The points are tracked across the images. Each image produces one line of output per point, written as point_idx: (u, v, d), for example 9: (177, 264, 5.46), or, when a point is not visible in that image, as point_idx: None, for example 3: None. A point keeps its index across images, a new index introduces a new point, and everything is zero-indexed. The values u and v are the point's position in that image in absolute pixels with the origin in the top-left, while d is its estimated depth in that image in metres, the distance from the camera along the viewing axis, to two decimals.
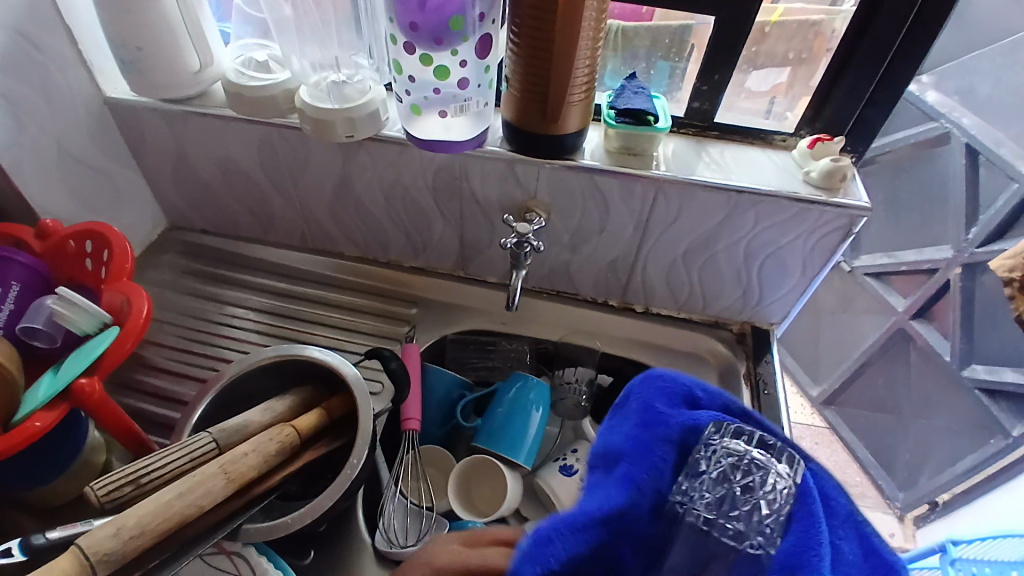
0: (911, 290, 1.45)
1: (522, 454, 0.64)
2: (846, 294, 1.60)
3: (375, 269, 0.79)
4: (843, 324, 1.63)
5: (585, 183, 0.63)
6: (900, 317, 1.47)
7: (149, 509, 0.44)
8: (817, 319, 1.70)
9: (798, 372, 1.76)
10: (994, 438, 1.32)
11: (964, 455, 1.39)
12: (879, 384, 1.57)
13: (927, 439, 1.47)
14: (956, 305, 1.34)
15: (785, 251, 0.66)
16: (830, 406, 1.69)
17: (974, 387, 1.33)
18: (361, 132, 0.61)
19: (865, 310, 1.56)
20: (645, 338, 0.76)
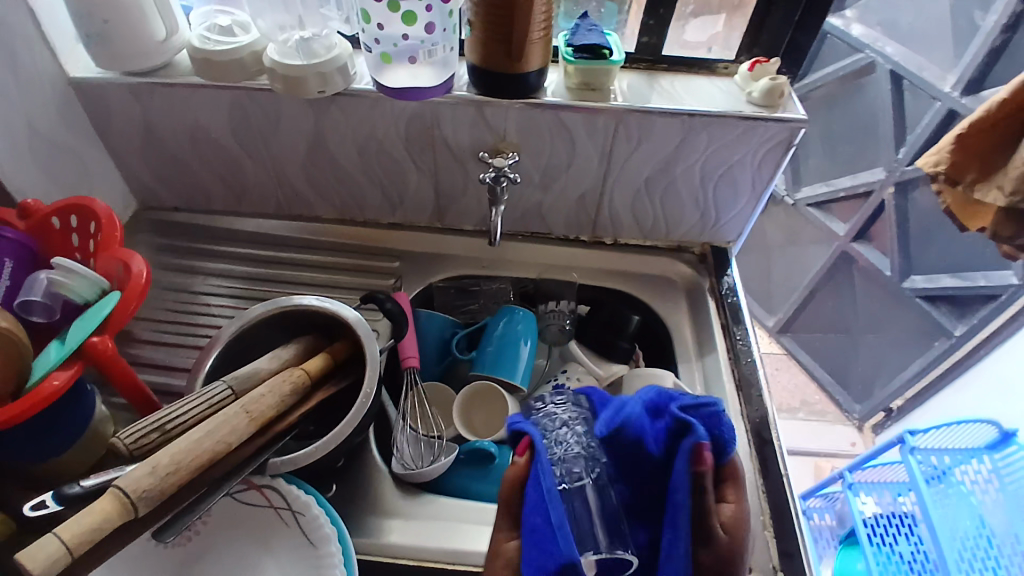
0: (849, 215, 1.56)
1: (518, 376, 0.69)
2: (792, 226, 1.71)
3: (353, 229, 0.82)
4: (792, 254, 1.73)
5: (551, 119, 0.67)
6: (843, 241, 1.57)
7: (180, 447, 0.46)
8: (768, 255, 1.80)
9: (755, 307, 1.87)
10: (939, 340, 1.43)
11: (913, 361, 1.50)
12: (829, 308, 1.68)
13: (878, 350, 1.59)
14: (893, 224, 1.45)
15: (737, 169, 0.72)
16: (786, 334, 1.81)
17: (916, 297, 1.45)
18: (331, 86, 0.64)
19: (809, 239, 1.67)
20: (618, 268, 0.82)
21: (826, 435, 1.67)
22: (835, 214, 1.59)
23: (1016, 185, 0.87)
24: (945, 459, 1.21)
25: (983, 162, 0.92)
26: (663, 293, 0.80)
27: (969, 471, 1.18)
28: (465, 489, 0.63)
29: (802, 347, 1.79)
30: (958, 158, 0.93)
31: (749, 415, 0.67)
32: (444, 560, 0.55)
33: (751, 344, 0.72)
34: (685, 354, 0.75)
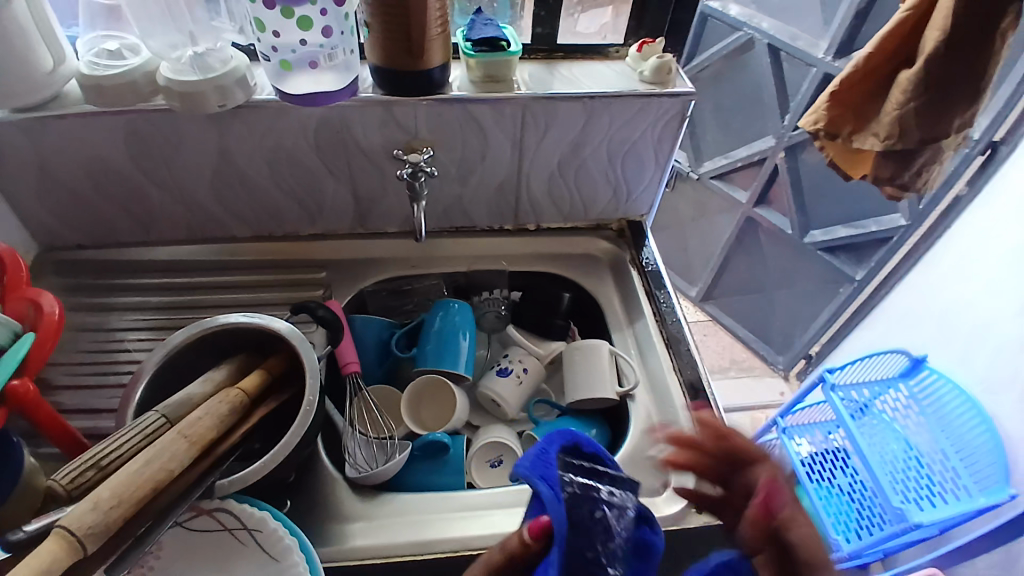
0: (749, 183, 1.67)
1: (461, 366, 0.71)
2: (700, 199, 1.81)
3: (275, 244, 0.80)
4: (704, 225, 1.84)
5: (460, 113, 0.69)
6: (746, 208, 1.69)
7: (119, 480, 0.44)
8: (684, 229, 1.90)
9: (678, 280, 1.96)
10: (843, 287, 1.56)
11: (823, 309, 1.63)
12: (743, 271, 1.80)
13: (791, 303, 1.72)
14: (788, 185, 1.57)
15: (640, 144, 0.76)
16: (709, 301, 1.93)
17: (818, 249, 1.58)
18: (232, 100, 0.63)
19: (718, 209, 1.78)
20: (544, 251, 0.85)
21: (757, 388, 1.78)
22: (737, 183, 1.71)
23: (888, 131, 0.99)
24: (868, 391, 1.30)
25: (855, 114, 1.04)
26: (589, 270, 0.83)
27: (889, 400, 1.28)
28: (425, 482, 0.64)
29: (726, 311, 1.90)
30: (836, 113, 1.05)
31: (681, 370, 0.71)
32: (410, 552, 0.56)
33: (674, 305, 0.77)
34: (616, 323, 0.79)
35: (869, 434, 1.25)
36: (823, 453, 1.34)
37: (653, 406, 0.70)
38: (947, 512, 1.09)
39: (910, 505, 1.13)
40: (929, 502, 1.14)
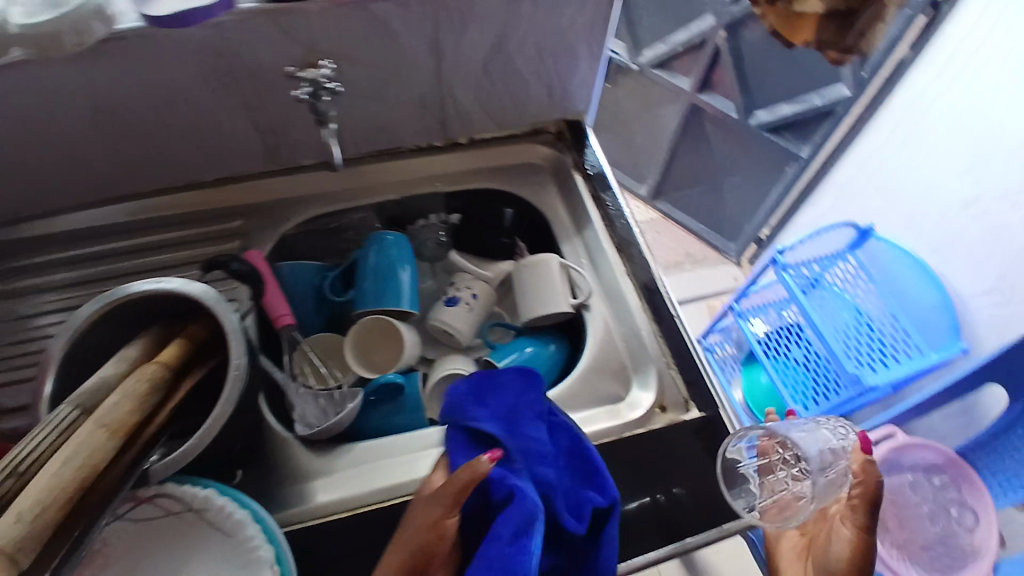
0: (690, 68, 1.60)
1: (404, 302, 0.66)
2: (642, 91, 1.73)
3: (202, 191, 0.72)
4: (648, 120, 1.78)
5: (363, 17, 0.58)
6: (689, 96, 1.62)
7: (37, 487, 0.39)
8: (629, 128, 1.83)
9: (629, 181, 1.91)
10: (789, 166, 1.53)
11: (770, 190, 1.62)
12: (693, 161, 1.76)
13: (739, 188, 1.71)
14: (731, 66, 1.51)
15: (570, 33, 0.68)
16: (659, 198, 1.90)
17: (762, 130, 1.54)
18: (90, 37, 0.50)
19: (661, 100, 1.70)
20: (480, 165, 0.79)
21: (713, 277, 1.80)
22: (678, 69, 1.63)
23: None
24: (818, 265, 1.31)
25: None
26: (529, 179, 0.79)
27: (838, 272, 1.29)
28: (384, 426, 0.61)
29: (678, 207, 1.88)
30: None
31: (634, 274, 0.69)
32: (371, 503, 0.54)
33: (620, 205, 0.73)
34: (563, 233, 0.75)
35: (822, 307, 1.27)
36: (778, 331, 1.36)
37: (608, 312, 0.68)
38: (900, 371, 1.14)
39: (867, 368, 1.17)
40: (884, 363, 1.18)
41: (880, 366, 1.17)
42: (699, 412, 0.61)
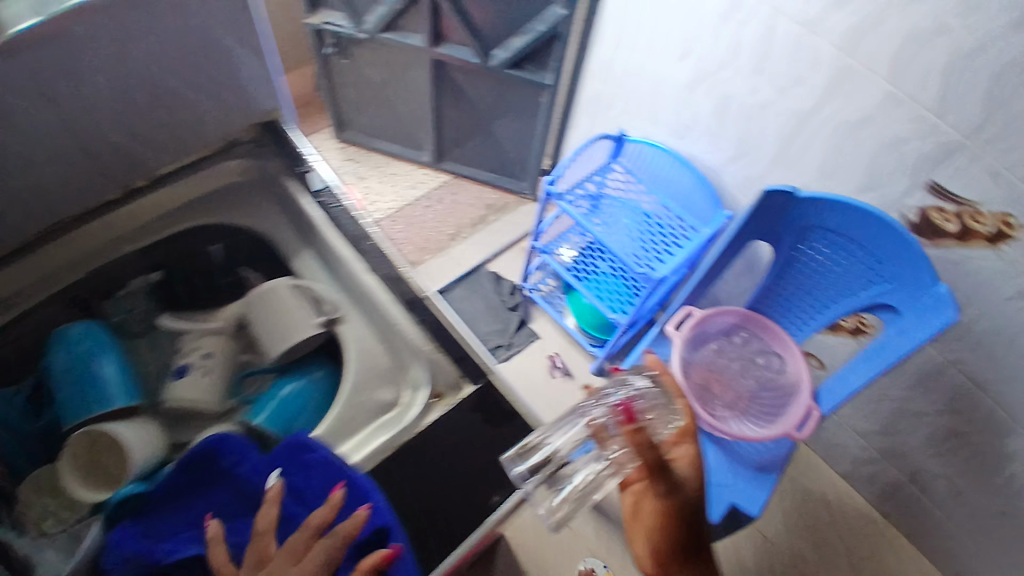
0: (418, 23, 1.39)
1: (115, 399, 0.84)
2: (384, 56, 1.50)
3: (42, 279, 0.88)
4: (400, 84, 1.56)
5: None
6: (428, 52, 1.42)
7: None
8: (383, 100, 1.62)
9: (404, 150, 1.73)
10: (542, 95, 1.43)
11: (536, 122, 1.51)
12: (457, 115, 1.59)
13: (511, 129, 1.56)
14: (451, 14, 1.32)
15: None
16: (443, 159, 1.71)
17: (504, 69, 1.38)
18: None
19: (405, 62, 1.49)
20: (146, 220, 0.94)
21: (518, 223, 1.68)
22: (407, 27, 1.42)
23: None
24: (592, 183, 1.35)
25: None
26: None
27: (611, 181, 1.34)
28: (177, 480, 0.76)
29: (464, 162, 1.70)
30: None
31: None
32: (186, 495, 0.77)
33: None
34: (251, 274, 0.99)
35: (607, 221, 1.31)
36: (585, 252, 1.44)
37: None
38: (683, 254, 1.20)
39: (656, 263, 1.24)
40: (670, 252, 1.26)
41: (665, 257, 1.24)
42: (446, 387, 0.84)
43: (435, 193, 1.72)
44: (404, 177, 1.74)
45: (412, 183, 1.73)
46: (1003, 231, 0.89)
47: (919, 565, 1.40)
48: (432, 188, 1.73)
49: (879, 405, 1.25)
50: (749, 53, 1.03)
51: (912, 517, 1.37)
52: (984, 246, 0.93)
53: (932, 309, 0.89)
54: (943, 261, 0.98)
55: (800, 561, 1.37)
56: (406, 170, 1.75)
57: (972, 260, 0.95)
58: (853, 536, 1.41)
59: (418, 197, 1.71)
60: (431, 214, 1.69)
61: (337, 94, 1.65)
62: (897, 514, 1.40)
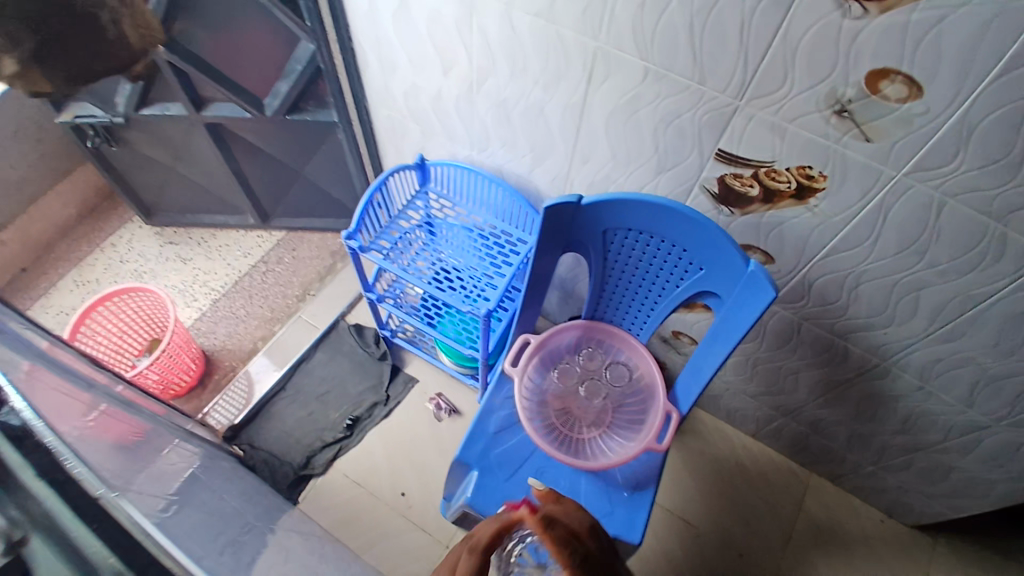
0: (173, 92, 1.26)
1: None
2: (157, 132, 1.36)
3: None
4: (192, 158, 1.44)
5: None
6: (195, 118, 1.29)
7: None
8: (181, 176, 1.50)
9: (227, 217, 1.62)
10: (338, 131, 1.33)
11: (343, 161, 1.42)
12: (261, 171, 1.48)
13: (323, 171, 1.46)
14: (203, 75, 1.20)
15: None
16: (272, 218, 1.63)
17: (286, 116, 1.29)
18: None
19: (182, 134, 1.36)
20: None
21: None
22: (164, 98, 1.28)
23: None
24: (411, 215, 1.24)
25: None
26: None
27: (427, 206, 1.26)
28: None
29: (292, 216, 1.62)
30: None
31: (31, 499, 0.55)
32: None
33: None
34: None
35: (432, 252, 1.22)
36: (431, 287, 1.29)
37: None
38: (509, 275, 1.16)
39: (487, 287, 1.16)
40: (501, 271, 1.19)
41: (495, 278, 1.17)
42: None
43: (272, 254, 1.66)
44: (234, 246, 1.66)
45: (245, 250, 1.66)
46: (811, 184, 0.79)
47: (840, 500, 1.36)
48: (267, 250, 1.66)
49: (755, 366, 1.19)
50: (501, 53, 0.91)
51: (820, 460, 1.33)
52: (794, 204, 0.83)
53: (750, 295, 0.81)
54: (767, 225, 0.89)
55: (724, 533, 1.33)
56: (236, 237, 1.67)
57: (791, 219, 0.85)
58: (770, 489, 1.37)
59: (255, 264, 1.64)
60: (271, 279, 1.62)
61: (133, 184, 1.54)
62: (807, 459, 1.36)
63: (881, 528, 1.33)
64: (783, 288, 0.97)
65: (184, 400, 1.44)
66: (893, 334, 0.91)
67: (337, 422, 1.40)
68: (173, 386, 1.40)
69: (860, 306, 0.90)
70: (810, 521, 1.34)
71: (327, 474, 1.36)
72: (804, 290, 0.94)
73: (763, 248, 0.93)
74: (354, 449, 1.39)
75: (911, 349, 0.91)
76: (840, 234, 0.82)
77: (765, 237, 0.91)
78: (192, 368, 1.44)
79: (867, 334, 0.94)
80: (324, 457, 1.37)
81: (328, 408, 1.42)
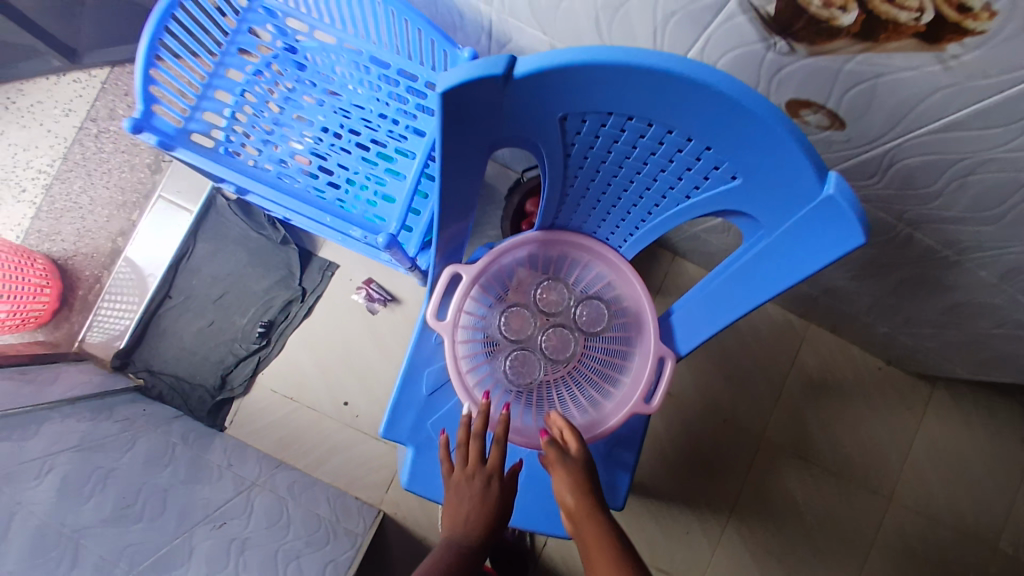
0: None
1: None
2: None
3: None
4: None
5: None
6: None
7: None
8: None
9: (18, 58, 1.16)
10: None
11: None
12: None
13: None
14: None
15: None
16: (82, 53, 1.17)
17: None
18: None
19: None
20: None
21: None
22: None
23: None
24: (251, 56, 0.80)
25: None
26: None
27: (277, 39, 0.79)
28: None
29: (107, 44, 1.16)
30: None
31: None
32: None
33: None
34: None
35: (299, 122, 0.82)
36: None
37: None
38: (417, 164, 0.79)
39: (387, 179, 0.81)
40: (408, 148, 0.81)
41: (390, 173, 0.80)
42: None
43: (101, 107, 1.20)
44: (47, 100, 1.20)
45: (63, 107, 1.20)
46: (960, 19, 0.39)
47: (838, 350, 1.22)
48: (91, 101, 1.20)
49: None
50: None
51: (827, 316, 1.14)
52: (914, 51, 0.43)
53: (819, 230, 0.47)
54: (848, 80, 0.50)
55: (711, 400, 1.20)
56: (45, 86, 1.21)
57: (899, 72, 0.46)
58: (764, 348, 1.21)
59: (81, 125, 1.20)
60: (109, 142, 1.19)
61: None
62: (810, 313, 1.17)
63: (877, 376, 1.21)
64: (845, 162, 0.61)
65: (52, 326, 1.13)
66: (987, 234, 0.61)
67: (248, 330, 1.13)
68: (29, 318, 1.07)
69: (960, 199, 0.57)
70: (804, 375, 1.21)
71: (251, 391, 1.14)
72: (878, 168, 0.59)
73: (827, 107, 0.54)
74: (277, 360, 1.15)
75: (1009, 250, 0.62)
76: (984, 104, 0.46)
77: (840, 93, 0.52)
78: (45, 290, 1.09)
79: (951, 229, 0.63)
80: (242, 373, 1.13)
81: (231, 313, 1.14)
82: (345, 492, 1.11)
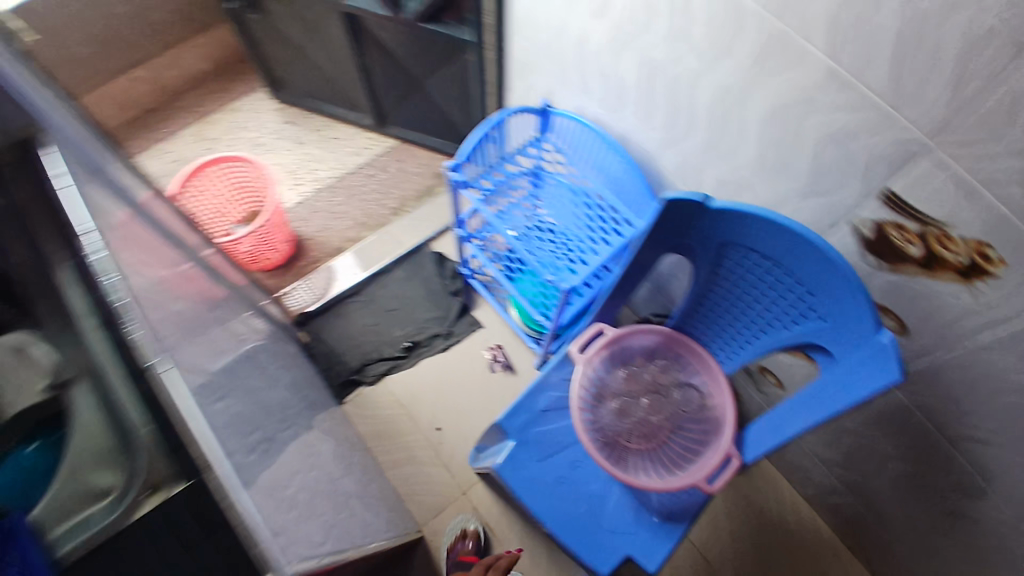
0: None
1: None
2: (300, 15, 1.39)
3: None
4: (328, 45, 1.45)
5: None
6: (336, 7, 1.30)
7: None
8: (315, 63, 1.54)
9: (346, 112, 1.68)
10: (467, 55, 1.31)
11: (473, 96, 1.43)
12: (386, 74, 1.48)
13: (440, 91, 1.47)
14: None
15: None
16: (387, 122, 1.65)
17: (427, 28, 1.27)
18: None
19: (324, 21, 1.38)
20: None
21: None
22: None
23: None
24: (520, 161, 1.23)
25: None
26: None
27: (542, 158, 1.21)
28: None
29: (406, 125, 1.64)
30: None
31: None
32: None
33: None
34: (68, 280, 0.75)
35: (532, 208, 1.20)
36: None
37: None
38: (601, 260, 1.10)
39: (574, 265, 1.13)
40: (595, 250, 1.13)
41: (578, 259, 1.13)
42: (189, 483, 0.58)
43: (377, 159, 1.68)
44: (346, 141, 1.71)
45: (353, 149, 1.69)
46: (983, 265, 0.65)
47: None
48: (374, 154, 1.69)
49: (836, 437, 1.07)
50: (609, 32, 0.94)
51: (868, 549, 1.22)
52: (959, 282, 0.69)
53: (873, 368, 0.68)
54: (912, 297, 0.76)
55: None
56: (349, 133, 1.72)
57: (945, 298, 0.72)
58: (802, 557, 1.29)
59: (359, 164, 1.68)
60: (371, 183, 1.65)
61: (269, 55, 1.59)
62: (853, 541, 1.26)
63: None
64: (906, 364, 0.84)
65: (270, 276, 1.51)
66: (1008, 460, 0.78)
67: (398, 340, 1.43)
68: (262, 260, 1.46)
69: (985, 418, 0.77)
70: None
71: (376, 385, 1.41)
72: (926, 376, 0.82)
73: (898, 316, 0.80)
74: (406, 371, 1.42)
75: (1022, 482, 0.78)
76: (1000, 334, 0.68)
77: (907, 305, 0.78)
78: (282, 247, 1.49)
79: (980, 450, 0.81)
80: (377, 369, 1.41)
81: (393, 324, 1.45)
82: (404, 498, 1.29)
